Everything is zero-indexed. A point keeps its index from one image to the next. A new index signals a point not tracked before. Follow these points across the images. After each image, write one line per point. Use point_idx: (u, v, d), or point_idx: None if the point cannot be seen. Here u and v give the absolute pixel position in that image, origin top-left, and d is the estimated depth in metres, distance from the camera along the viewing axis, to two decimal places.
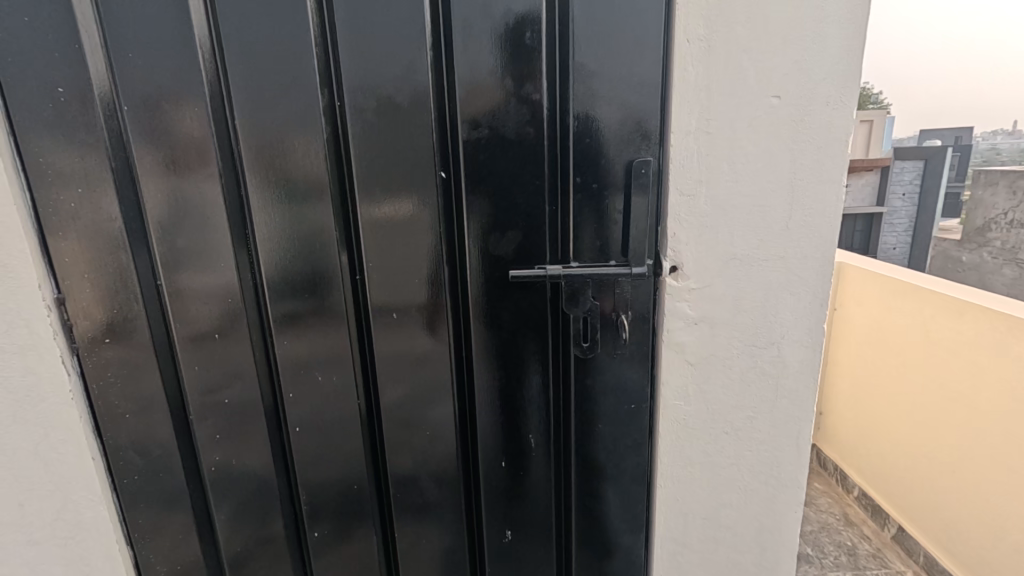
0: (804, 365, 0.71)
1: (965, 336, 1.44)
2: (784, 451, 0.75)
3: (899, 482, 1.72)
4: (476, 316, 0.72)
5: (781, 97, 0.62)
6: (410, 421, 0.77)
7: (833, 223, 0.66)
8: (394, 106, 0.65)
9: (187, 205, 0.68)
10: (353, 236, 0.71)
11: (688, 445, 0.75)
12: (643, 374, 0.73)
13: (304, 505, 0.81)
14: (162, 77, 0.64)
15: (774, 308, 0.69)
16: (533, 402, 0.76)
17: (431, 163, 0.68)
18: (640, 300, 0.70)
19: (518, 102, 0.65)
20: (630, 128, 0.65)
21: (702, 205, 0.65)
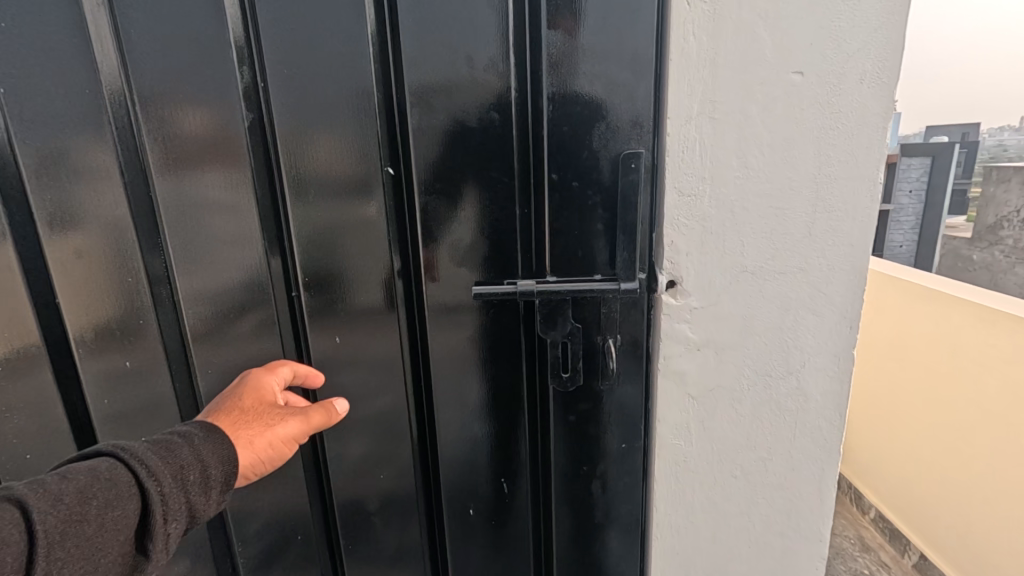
0: (829, 398, 0.59)
1: (997, 351, 1.32)
2: (805, 500, 0.63)
3: (924, 507, 1.60)
4: (436, 339, 0.61)
5: (805, 73, 0.50)
6: (366, 461, 0.66)
7: (865, 227, 0.54)
8: (332, 87, 0.54)
9: (87, 212, 0.57)
10: (288, 245, 0.59)
11: (691, 493, 0.63)
12: (634, 407, 0.62)
13: (243, 561, 0.70)
14: (47, 56, 0.53)
15: (792, 331, 0.57)
16: (506, 438, 0.65)
17: (376, 157, 0.56)
18: (630, 319, 0.59)
19: (481, 82, 0.53)
20: (617, 113, 0.53)
21: (706, 206, 0.53)
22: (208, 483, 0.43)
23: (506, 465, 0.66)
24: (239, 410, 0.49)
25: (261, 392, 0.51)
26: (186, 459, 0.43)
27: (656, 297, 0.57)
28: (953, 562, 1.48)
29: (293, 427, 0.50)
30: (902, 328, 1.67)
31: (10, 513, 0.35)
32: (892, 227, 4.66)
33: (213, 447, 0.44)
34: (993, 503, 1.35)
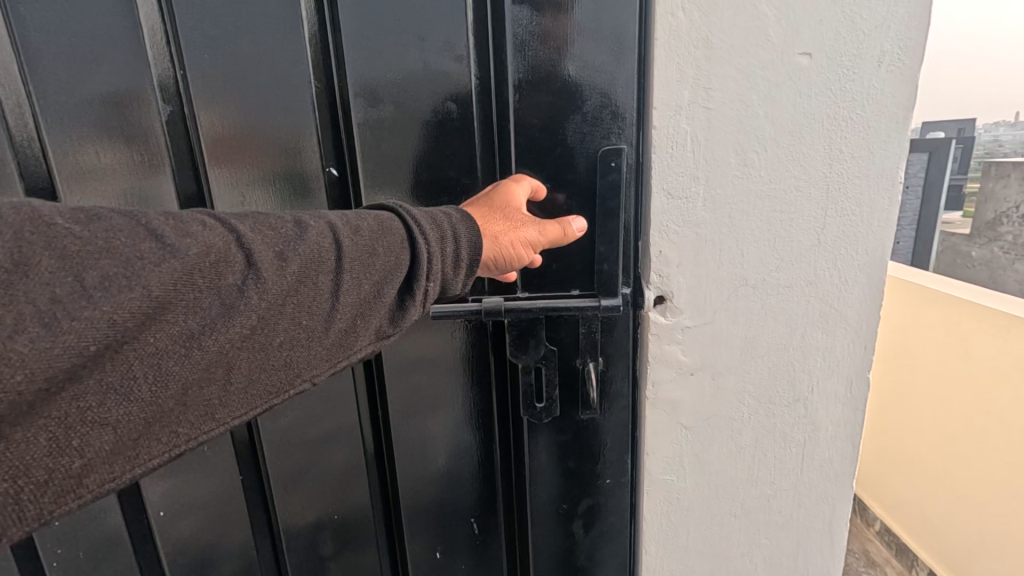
0: (839, 426, 0.52)
1: (1011, 359, 1.26)
2: (814, 539, 0.56)
3: (934, 520, 1.53)
4: (393, 367, 0.53)
5: (813, 53, 0.43)
6: (322, 509, 0.57)
7: (882, 232, 0.47)
8: (259, 75, 0.45)
9: None
10: None
11: (686, 535, 0.55)
12: (620, 435, 0.55)
13: None
14: None
15: (798, 351, 0.50)
16: (478, 473, 0.57)
17: (316, 155, 0.47)
18: (612, 339, 0.52)
19: (436, 68, 0.45)
20: (595, 102, 0.46)
21: (699, 211, 0.46)
22: (456, 262, 0.39)
23: (478, 503, 0.59)
24: (485, 208, 0.43)
25: (511, 193, 0.44)
26: (447, 229, 0.39)
27: (643, 313, 0.49)
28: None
29: (536, 240, 0.43)
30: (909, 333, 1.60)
31: (321, 225, 0.35)
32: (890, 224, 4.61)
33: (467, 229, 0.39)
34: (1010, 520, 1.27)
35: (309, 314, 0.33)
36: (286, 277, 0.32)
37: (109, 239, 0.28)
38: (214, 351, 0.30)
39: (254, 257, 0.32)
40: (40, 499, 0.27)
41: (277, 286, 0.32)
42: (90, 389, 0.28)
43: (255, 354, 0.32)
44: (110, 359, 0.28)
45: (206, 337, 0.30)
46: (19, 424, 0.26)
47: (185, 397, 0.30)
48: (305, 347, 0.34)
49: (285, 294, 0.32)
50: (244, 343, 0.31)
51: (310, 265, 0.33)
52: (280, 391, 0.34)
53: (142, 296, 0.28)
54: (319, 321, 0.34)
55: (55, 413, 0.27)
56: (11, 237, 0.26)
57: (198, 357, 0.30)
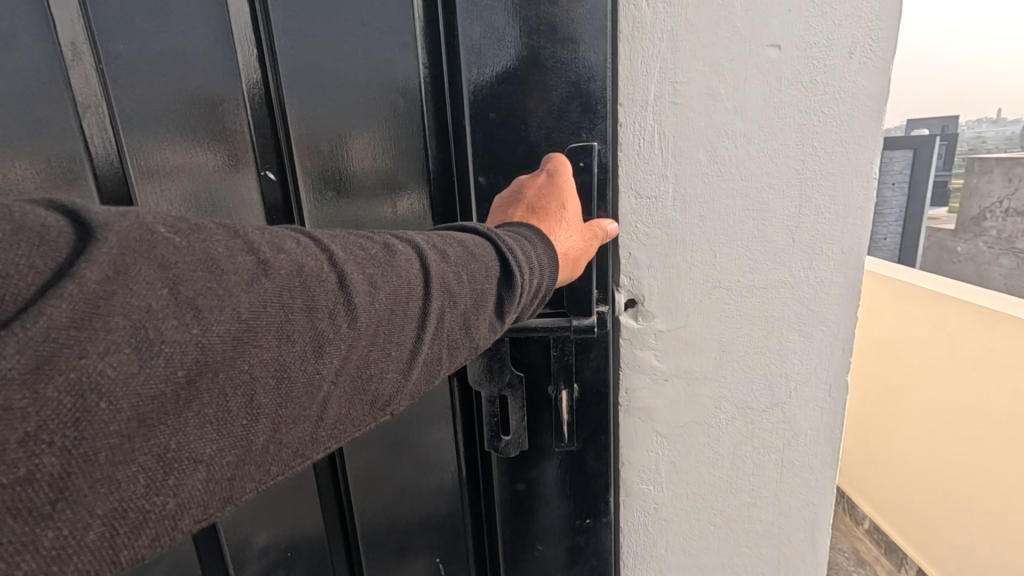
0: (819, 431, 0.50)
1: (997, 358, 1.25)
2: (797, 549, 0.54)
3: (925, 524, 1.52)
4: None
5: (782, 45, 0.41)
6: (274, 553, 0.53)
7: (858, 230, 0.45)
8: (201, 73, 0.42)
9: None
10: None
11: (665, 547, 0.53)
12: (600, 469, 0.50)
13: None
14: None
15: (776, 355, 0.48)
16: (445, 506, 0.54)
17: (252, 157, 0.44)
18: (588, 364, 0.47)
19: (390, 64, 0.43)
20: (562, 91, 0.41)
21: (670, 211, 0.44)
22: (537, 294, 0.34)
23: (445, 537, 0.55)
24: (558, 216, 0.38)
25: (570, 191, 0.40)
26: (535, 258, 0.34)
27: (614, 317, 0.47)
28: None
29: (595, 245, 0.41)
30: (897, 330, 1.60)
31: (406, 248, 0.30)
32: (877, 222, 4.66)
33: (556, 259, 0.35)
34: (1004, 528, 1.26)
35: (406, 344, 0.28)
36: (382, 294, 0.27)
37: (208, 250, 0.24)
38: (314, 377, 0.25)
39: (350, 276, 0.27)
40: (125, 557, 0.21)
41: (375, 310, 0.27)
42: (186, 417, 0.22)
43: (348, 391, 0.26)
44: (196, 391, 0.22)
45: (300, 368, 0.24)
46: (108, 457, 0.20)
47: (282, 430, 0.24)
48: (403, 374, 0.28)
49: (382, 317, 0.27)
50: (343, 373, 0.26)
51: (406, 287, 0.28)
52: (375, 420, 0.28)
53: (232, 318, 0.23)
54: (414, 352, 0.29)
55: (150, 447, 0.21)
56: (110, 246, 0.22)
57: (300, 381, 0.24)
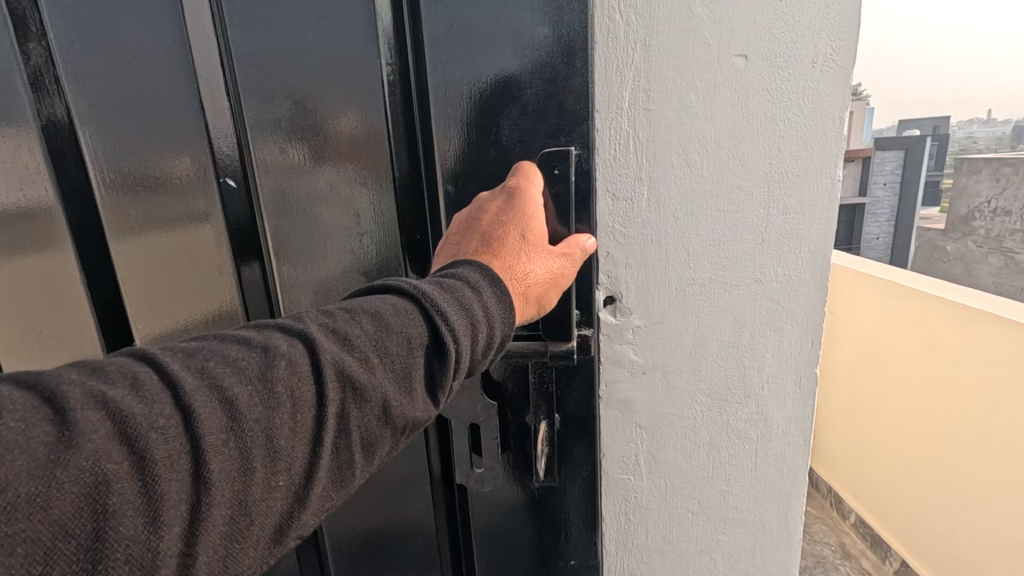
0: (791, 421, 0.53)
1: (984, 356, 1.29)
2: (771, 535, 0.56)
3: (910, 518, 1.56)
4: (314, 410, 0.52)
5: (749, 55, 0.43)
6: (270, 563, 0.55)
7: (824, 229, 0.47)
8: (160, 75, 0.44)
9: None
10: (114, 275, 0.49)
11: (644, 533, 0.56)
12: (584, 500, 0.51)
13: None
14: None
15: (748, 348, 0.50)
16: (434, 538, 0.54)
17: (211, 164, 0.46)
18: (570, 398, 0.48)
19: (371, 71, 0.44)
20: (541, 94, 0.42)
21: (645, 212, 0.46)
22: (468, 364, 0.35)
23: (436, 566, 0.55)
24: (517, 245, 0.39)
25: (531, 216, 0.40)
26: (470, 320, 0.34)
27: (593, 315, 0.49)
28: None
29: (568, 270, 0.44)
30: (883, 328, 1.63)
31: (275, 359, 0.30)
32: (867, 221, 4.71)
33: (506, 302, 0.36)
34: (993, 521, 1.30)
35: (289, 462, 0.29)
36: (250, 423, 0.27)
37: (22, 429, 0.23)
38: (179, 527, 0.25)
39: (198, 413, 0.26)
40: None
41: (236, 442, 0.27)
42: None
43: (232, 523, 0.27)
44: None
45: (159, 525, 0.24)
46: None
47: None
48: (294, 491, 0.29)
49: (252, 445, 0.27)
50: (218, 509, 0.26)
51: (273, 406, 0.28)
52: (278, 538, 0.29)
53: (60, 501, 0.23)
54: (301, 469, 0.29)
55: None
56: None
57: (163, 536, 0.25)
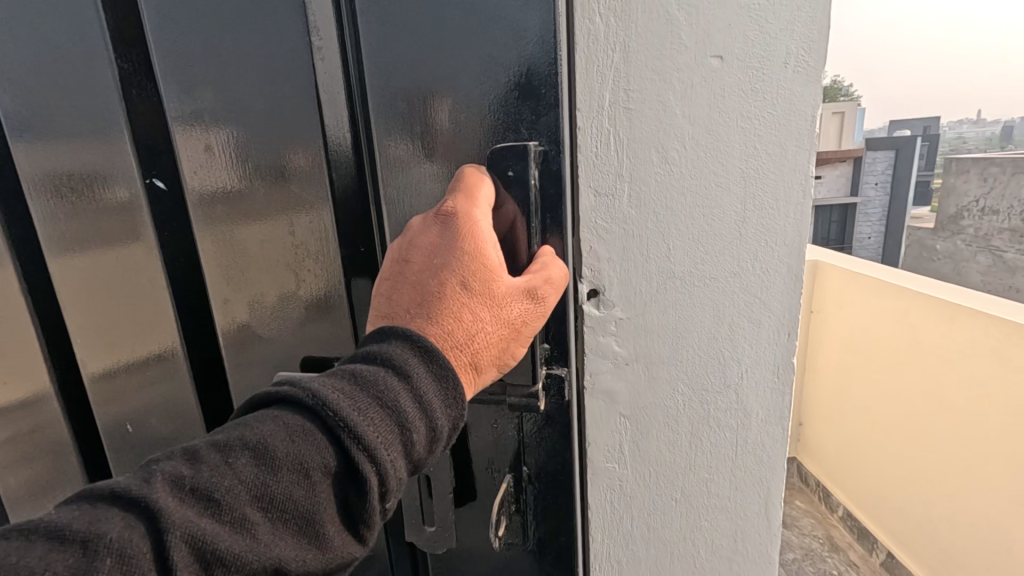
0: (770, 410, 0.55)
1: (980, 347, 1.36)
2: (752, 521, 0.58)
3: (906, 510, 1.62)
4: None
5: (724, 56, 0.45)
6: None
7: (798, 224, 0.49)
8: (91, 112, 0.52)
9: None
10: (81, 279, 0.58)
11: (629, 521, 0.57)
12: (554, 535, 0.55)
13: None
14: None
15: (727, 340, 0.52)
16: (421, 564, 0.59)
17: (142, 165, 0.53)
18: (532, 446, 0.52)
19: (364, 72, 0.46)
20: (512, 92, 0.43)
21: (625, 207, 0.48)
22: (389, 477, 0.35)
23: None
24: (469, 297, 0.39)
25: (484, 253, 0.40)
26: (382, 434, 0.34)
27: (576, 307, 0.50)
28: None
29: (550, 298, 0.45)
30: (877, 323, 1.68)
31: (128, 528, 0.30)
32: (857, 221, 4.78)
33: (440, 389, 0.37)
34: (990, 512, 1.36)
35: None
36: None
37: None
38: None
39: None
40: None
41: None
42: None
43: None
44: None
45: None
46: None
47: None
48: None
49: None
50: None
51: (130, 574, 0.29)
52: None
53: None
54: None
55: None
56: None
57: None
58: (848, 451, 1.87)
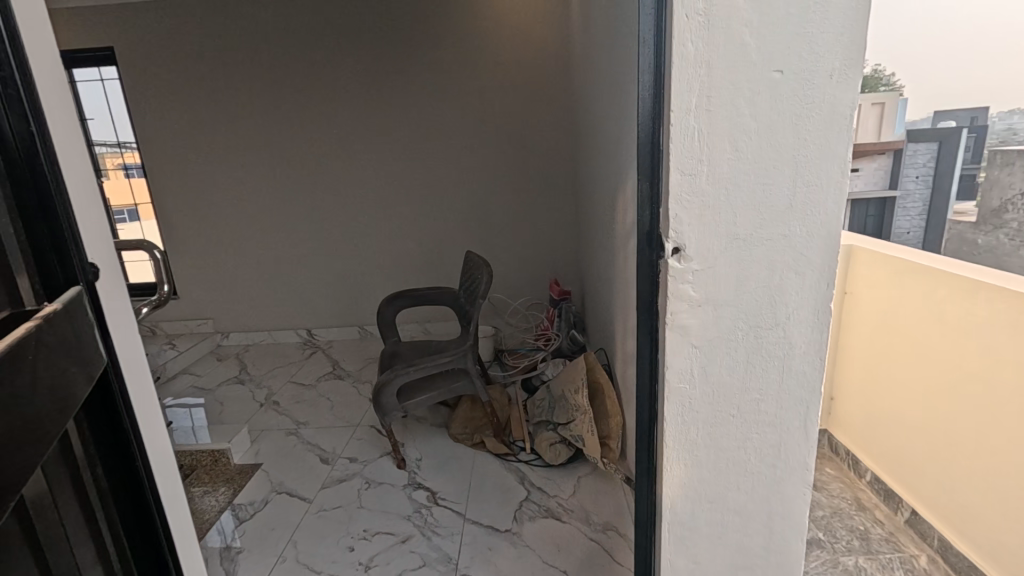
0: (810, 344, 0.70)
1: (1000, 321, 1.47)
2: (791, 432, 0.74)
3: (935, 478, 1.73)
4: (104, 413, 0.72)
5: (783, 70, 0.60)
6: (128, 511, 0.76)
7: (834, 198, 0.65)
8: (59, 124, 0.71)
9: (98, 210, 0.78)
10: (111, 243, 0.79)
11: (694, 430, 0.74)
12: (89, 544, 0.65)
13: (148, 514, 0.80)
14: (61, 77, 0.73)
15: (778, 288, 0.68)
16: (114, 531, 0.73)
17: (86, 158, 0.76)
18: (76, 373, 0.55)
19: None
20: None
21: (703, 184, 0.64)
22: None
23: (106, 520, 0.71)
24: None
25: None
26: None
27: (663, 260, 0.67)
28: (972, 540, 1.59)
29: None
30: (911, 304, 1.80)
31: None
32: None
33: None
34: (1009, 473, 1.46)
35: None
36: None
37: None
38: None
39: None
40: None
41: None
42: None
43: None
44: None
45: None
46: None
47: None
48: None
49: None
50: None
51: None
52: None
53: None
54: None
55: None
56: None
57: None
58: (877, 425, 2.00)
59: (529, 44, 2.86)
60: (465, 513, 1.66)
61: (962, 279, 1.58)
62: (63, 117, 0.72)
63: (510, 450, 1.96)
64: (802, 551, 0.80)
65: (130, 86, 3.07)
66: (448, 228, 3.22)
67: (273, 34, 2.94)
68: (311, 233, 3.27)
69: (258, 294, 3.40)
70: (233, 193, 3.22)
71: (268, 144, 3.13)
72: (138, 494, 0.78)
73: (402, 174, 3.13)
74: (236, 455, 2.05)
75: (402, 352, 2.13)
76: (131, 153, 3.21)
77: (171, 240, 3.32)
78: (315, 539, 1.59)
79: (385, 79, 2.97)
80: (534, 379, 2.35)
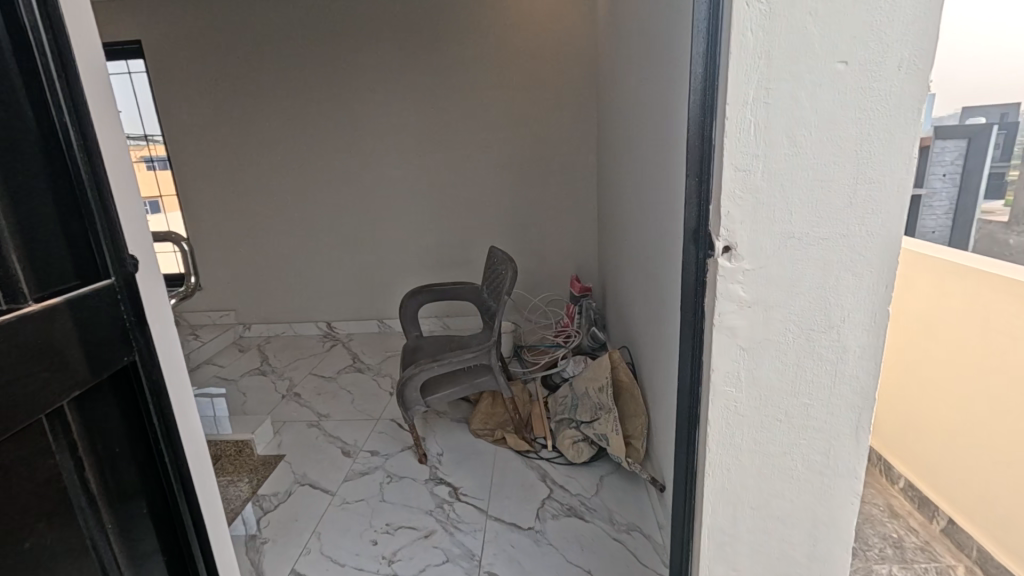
0: (865, 349, 0.67)
1: None
2: (842, 440, 0.71)
3: (973, 485, 1.68)
4: (129, 404, 0.72)
5: (848, 62, 0.57)
6: (153, 504, 0.76)
7: (897, 197, 0.62)
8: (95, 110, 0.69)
9: (135, 200, 0.77)
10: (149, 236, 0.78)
11: (740, 434, 0.71)
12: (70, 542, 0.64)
13: (176, 508, 0.80)
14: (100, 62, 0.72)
15: (834, 290, 0.65)
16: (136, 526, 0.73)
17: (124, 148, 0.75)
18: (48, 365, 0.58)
19: None
20: None
21: (759, 180, 0.61)
22: None
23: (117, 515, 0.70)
24: None
25: None
26: None
27: (713, 260, 0.65)
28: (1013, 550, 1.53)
29: None
30: (951, 307, 1.74)
31: None
32: None
33: None
34: None
35: None
36: None
37: None
38: None
39: None
40: None
41: None
42: None
43: None
44: None
45: None
46: None
47: None
48: None
49: None
50: None
51: None
52: None
53: None
54: None
55: None
56: None
57: None
58: (913, 431, 1.95)
59: (552, 36, 2.83)
60: (487, 509, 1.65)
61: (1005, 280, 1.52)
62: (101, 103, 0.70)
63: (532, 447, 1.96)
64: (848, 561, 0.78)
65: (155, 79, 3.11)
66: (471, 226, 3.22)
67: (297, 28, 2.96)
68: (335, 228, 3.29)
69: (282, 288, 3.44)
70: (257, 188, 3.26)
71: (292, 138, 3.15)
72: (166, 487, 0.78)
73: (425, 170, 3.13)
74: (260, 446, 2.08)
75: (425, 347, 2.12)
76: (156, 146, 3.25)
77: (197, 233, 3.36)
78: (339, 532, 1.59)
79: (408, 73, 2.97)
80: (555, 377, 2.34)
